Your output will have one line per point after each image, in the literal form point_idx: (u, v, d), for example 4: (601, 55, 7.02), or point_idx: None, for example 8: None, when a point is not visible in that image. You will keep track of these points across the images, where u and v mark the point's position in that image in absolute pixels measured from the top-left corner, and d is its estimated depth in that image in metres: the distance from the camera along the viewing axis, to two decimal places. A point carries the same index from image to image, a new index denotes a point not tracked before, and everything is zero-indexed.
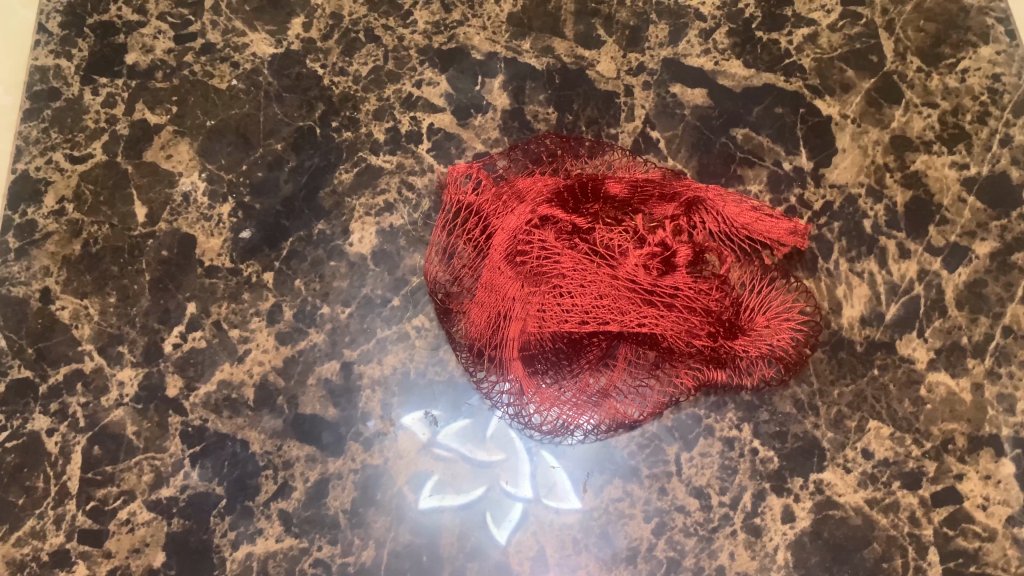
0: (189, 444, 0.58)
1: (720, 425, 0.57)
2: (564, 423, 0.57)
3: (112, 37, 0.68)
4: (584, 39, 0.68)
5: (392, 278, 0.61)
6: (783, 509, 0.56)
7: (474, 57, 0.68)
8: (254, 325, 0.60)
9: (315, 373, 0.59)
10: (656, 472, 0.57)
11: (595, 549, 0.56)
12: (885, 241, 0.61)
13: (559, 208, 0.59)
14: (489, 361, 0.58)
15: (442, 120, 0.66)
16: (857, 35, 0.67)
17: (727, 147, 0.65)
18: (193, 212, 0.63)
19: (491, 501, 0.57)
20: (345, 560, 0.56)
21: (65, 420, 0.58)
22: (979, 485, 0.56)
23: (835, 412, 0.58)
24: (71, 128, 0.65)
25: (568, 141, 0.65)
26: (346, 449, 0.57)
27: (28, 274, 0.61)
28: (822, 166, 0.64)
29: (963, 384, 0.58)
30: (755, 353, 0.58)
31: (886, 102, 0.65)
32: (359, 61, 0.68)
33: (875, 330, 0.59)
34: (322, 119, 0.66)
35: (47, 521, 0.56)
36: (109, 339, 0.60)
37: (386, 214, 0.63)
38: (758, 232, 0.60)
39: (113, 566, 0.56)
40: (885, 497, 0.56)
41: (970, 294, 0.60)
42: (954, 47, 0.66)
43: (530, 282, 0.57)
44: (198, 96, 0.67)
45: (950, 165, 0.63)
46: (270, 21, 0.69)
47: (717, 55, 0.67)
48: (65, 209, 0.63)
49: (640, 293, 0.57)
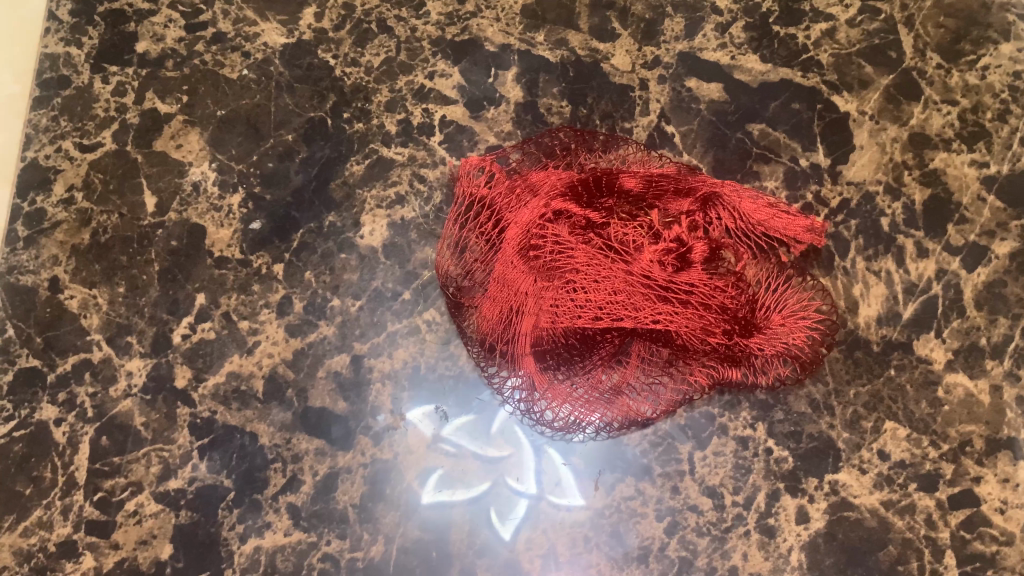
0: (198, 436, 0.57)
1: (734, 424, 0.57)
2: (575, 419, 0.56)
3: (122, 24, 0.67)
4: (598, 31, 0.67)
5: (403, 272, 0.61)
6: (798, 510, 0.56)
7: (486, 49, 0.67)
8: (264, 317, 0.59)
9: (325, 366, 0.58)
10: (668, 471, 0.56)
11: (606, 547, 0.55)
12: (903, 239, 0.60)
13: (573, 202, 0.58)
14: (500, 356, 0.57)
15: (454, 112, 0.65)
16: (875, 30, 0.66)
17: (742, 143, 0.64)
18: (203, 202, 0.63)
19: (499, 497, 0.56)
20: (353, 555, 0.55)
21: (73, 410, 0.57)
22: (997, 489, 0.56)
23: (850, 412, 0.57)
24: (80, 117, 0.65)
25: (582, 134, 0.64)
26: (356, 442, 0.57)
27: (37, 263, 0.61)
28: (839, 163, 0.63)
29: (981, 385, 0.57)
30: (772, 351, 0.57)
31: (905, 99, 0.64)
32: (371, 52, 0.67)
33: (891, 330, 0.59)
34: (333, 110, 0.66)
35: (54, 511, 0.55)
36: (118, 329, 0.60)
37: (398, 207, 0.63)
38: (774, 229, 0.60)
39: (120, 557, 0.55)
40: (901, 499, 0.56)
41: (989, 294, 0.59)
42: (974, 43, 0.65)
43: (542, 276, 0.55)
44: (208, 86, 0.66)
45: (969, 163, 0.62)
46: (281, 10, 0.68)
47: (733, 49, 0.66)
48: (74, 197, 0.63)
49: (654, 289, 0.56)
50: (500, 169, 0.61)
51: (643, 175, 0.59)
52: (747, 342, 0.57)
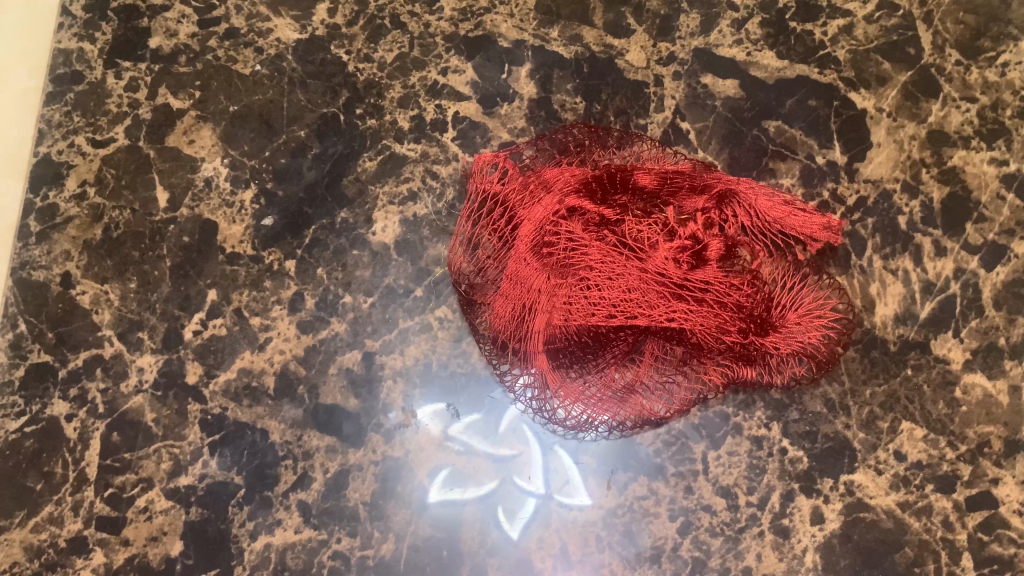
0: (208, 432, 0.57)
1: (749, 424, 0.56)
2: (587, 418, 0.56)
3: (135, 20, 0.67)
4: (613, 27, 0.66)
5: (415, 269, 0.60)
6: (813, 511, 0.55)
7: (500, 45, 0.66)
8: (275, 313, 0.59)
9: (336, 363, 0.58)
10: (682, 470, 0.56)
11: (618, 547, 0.55)
12: (921, 238, 0.60)
13: (587, 198, 0.58)
14: (512, 354, 0.56)
15: (468, 108, 0.65)
16: (894, 26, 0.65)
17: (758, 140, 0.63)
18: (215, 198, 0.63)
19: (510, 496, 0.56)
20: (364, 553, 0.55)
21: (84, 406, 0.57)
22: (1015, 491, 0.55)
23: (866, 412, 0.56)
24: (93, 112, 0.65)
25: (596, 131, 0.64)
26: (367, 440, 0.56)
27: (49, 259, 0.61)
28: (856, 160, 0.62)
29: (999, 386, 0.56)
30: (786, 349, 0.57)
31: (923, 96, 0.63)
32: (384, 48, 0.67)
33: (909, 329, 0.58)
34: (346, 106, 0.65)
35: (65, 507, 0.55)
36: (130, 325, 0.60)
37: (410, 203, 0.62)
38: (791, 227, 0.59)
39: (130, 554, 0.55)
40: (918, 500, 0.55)
41: (1009, 293, 0.58)
42: (994, 40, 0.64)
43: (556, 273, 0.55)
44: (221, 81, 0.66)
45: (988, 161, 0.62)
46: (294, 6, 0.68)
47: (749, 46, 0.65)
48: (86, 193, 0.63)
49: (669, 287, 0.55)
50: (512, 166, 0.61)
51: (658, 172, 0.59)
52: (763, 340, 0.56)
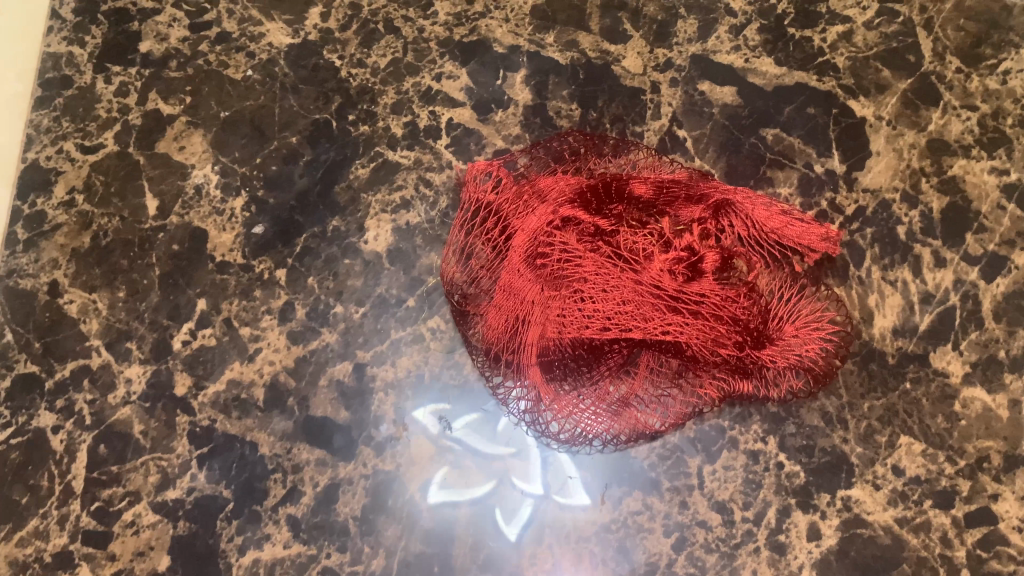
0: (196, 445, 0.56)
1: (744, 438, 0.56)
2: (582, 432, 0.55)
3: (126, 24, 0.67)
4: (610, 33, 0.66)
5: (408, 278, 0.60)
6: (809, 526, 0.54)
7: (496, 50, 0.66)
8: (265, 323, 0.59)
9: (327, 374, 0.57)
10: (677, 485, 0.55)
11: (613, 563, 0.54)
12: (920, 248, 0.59)
13: (582, 209, 0.57)
14: (506, 366, 0.56)
15: (462, 115, 0.64)
16: (893, 33, 0.64)
17: (756, 148, 0.62)
18: (205, 206, 0.62)
19: (502, 510, 0.55)
20: (353, 568, 0.54)
21: (71, 417, 0.57)
22: (1015, 507, 0.54)
23: (864, 426, 0.56)
24: (83, 117, 0.64)
25: (592, 138, 0.63)
26: (358, 453, 0.55)
27: (36, 267, 0.60)
28: (855, 169, 0.61)
29: (999, 400, 0.56)
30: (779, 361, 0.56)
31: (922, 103, 0.63)
32: (377, 53, 0.66)
33: (908, 341, 0.57)
34: (338, 112, 0.64)
35: (50, 521, 0.54)
36: (118, 335, 0.59)
37: (403, 211, 0.61)
38: (788, 238, 0.58)
39: (116, 569, 0.54)
40: (916, 516, 0.54)
41: (1009, 305, 0.57)
42: (994, 48, 0.63)
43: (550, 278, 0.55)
44: (212, 86, 0.66)
45: (989, 170, 0.61)
46: (287, 10, 0.67)
47: (747, 52, 0.65)
48: (75, 200, 0.62)
49: (664, 299, 0.54)
50: (508, 175, 0.60)
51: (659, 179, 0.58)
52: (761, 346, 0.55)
